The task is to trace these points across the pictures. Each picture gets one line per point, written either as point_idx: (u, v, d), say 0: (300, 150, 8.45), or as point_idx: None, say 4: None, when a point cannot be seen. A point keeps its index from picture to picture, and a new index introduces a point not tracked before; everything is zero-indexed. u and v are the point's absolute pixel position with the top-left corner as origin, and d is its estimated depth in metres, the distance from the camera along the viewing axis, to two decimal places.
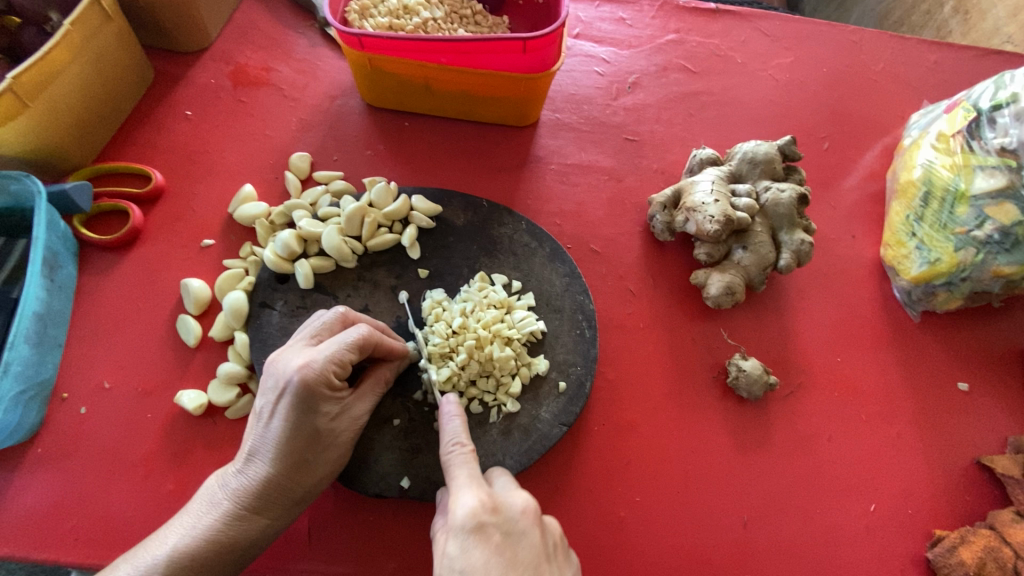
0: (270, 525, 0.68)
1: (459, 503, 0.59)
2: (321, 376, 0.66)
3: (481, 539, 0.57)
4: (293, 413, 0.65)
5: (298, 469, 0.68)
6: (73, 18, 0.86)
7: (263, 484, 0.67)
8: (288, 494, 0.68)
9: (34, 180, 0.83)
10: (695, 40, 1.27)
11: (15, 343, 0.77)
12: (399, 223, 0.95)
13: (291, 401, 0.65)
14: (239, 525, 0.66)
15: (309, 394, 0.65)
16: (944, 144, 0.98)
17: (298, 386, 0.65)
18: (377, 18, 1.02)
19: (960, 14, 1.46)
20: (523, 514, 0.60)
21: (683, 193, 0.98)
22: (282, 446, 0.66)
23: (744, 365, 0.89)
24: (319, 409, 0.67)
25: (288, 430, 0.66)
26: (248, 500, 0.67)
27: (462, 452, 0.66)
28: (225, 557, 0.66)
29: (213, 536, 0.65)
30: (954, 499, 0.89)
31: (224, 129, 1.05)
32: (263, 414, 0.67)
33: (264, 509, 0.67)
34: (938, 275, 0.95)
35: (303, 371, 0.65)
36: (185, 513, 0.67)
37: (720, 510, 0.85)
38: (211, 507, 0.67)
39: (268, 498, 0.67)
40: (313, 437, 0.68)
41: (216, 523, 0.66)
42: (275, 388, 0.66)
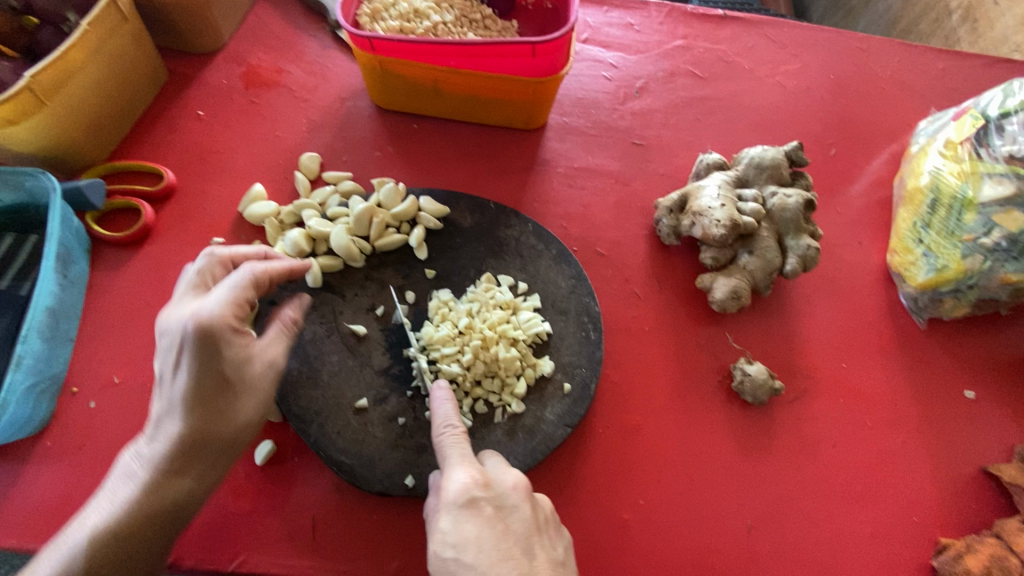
0: (197, 483, 0.66)
1: (451, 479, 0.63)
2: (218, 321, 0.64)
3: (472, 513, 0.60)
4: (194, 364, 0.63)
5: (212, 421, 0.65)
6: (91, 18, 0.87)
7: (178, 443, 0.64)
8: (208, 447, 0.66)
9: (48, 177, 0.84)
10: (703, 46, 1.28)
11: (28, 337, 0.78)
12: (406, 223, 0.95)
13: (191, 351, 0.63)
14: (162, 488, 0.64)
15: (206, 340, 0.63)
16: (952, 151, 0.97)
17: (193, 334, 0.62)
18: (388, 22, 1.03)
19: (969, 22, 1.46)
20: (513, 489, 0.63)
21: (689, 197, 0.98)
22: (191, 398, 0.64)
23: (749, 369, 0.89)
24: (223, 355, 0.65)
25: (193, 382, 0.64)
26: (164, 461, 0.64)
27: (454, 434, 0.67)
28: (156, 523, 0.64)
29: (134, 507, 0.63)
30: (960, 507, 0.89)
31: (235, 129, 1.06)
32: (166, 372, 0.65)
33: (185, 469, 0.65)
34: (945, 282, 0.95)
35: (195, 319, 0.63)
36: (100, 494, 0.64)
37: (724, 514, 0.85)
38: (129, 479, 0.64)
39: (187, 456, 0.65)
40: (221, 385, 0.65)
41: (136, 494, 0.63)
42: (173, 342, 0.64)
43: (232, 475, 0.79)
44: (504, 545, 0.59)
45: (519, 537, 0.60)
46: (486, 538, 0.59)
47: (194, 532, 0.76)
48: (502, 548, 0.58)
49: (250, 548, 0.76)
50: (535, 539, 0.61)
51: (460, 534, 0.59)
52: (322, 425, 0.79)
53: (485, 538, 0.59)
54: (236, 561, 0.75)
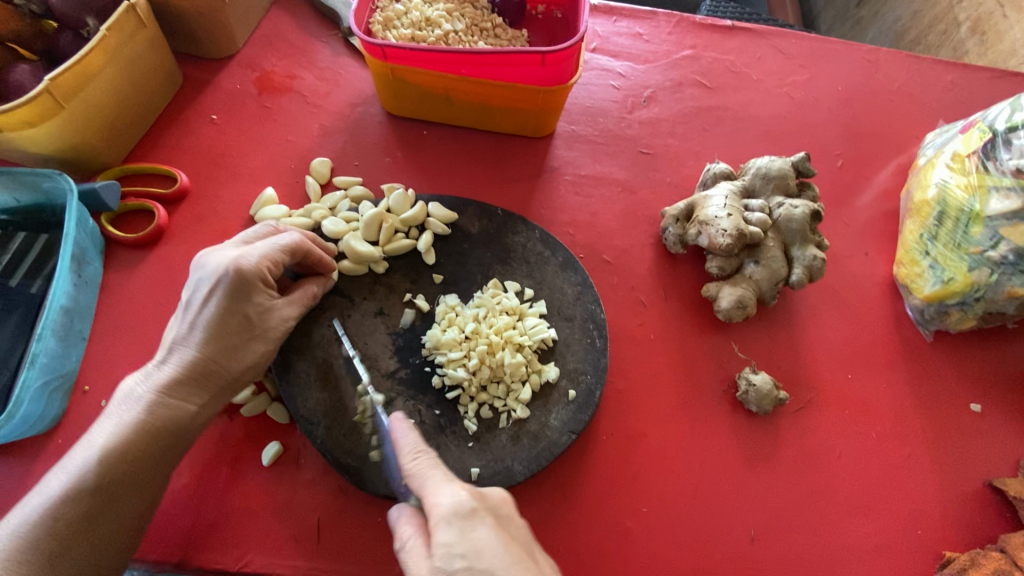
0: (198, 413, 0.70)
1: (445, 495, 0.61)
2: (258, 269, 0.73)
3: (476, 522, 0.59)
4: (227, 299, 0.71)
5: (226, 355, 0.72)
6: (110, 23, 0.89)
7: (192, 369, 0.70)
8: (216, 378, 0.71)
9: (65, 178, 0.86)
10: (711, 56, 1.29)
11: (43, 336, 0.79)
12: (415, 229, 0.97)
13: (224, 288, 0.71)
14: (167, 409, 0.68)
15: (244, 281, 0.71)
16: (959, 164, 0.98)
17: (233, 273, 0.71)
18: (399, 30, 1.05)
19: (977, 35, 1.46)
20: (502, 500, 0.64)
21: (696, 207, 0.99)
22: (215, 329, 0.71)
23: (754, 379, 0.89)
24: (252, 298, 0.73)
25: (220, 315, 0.71)
26: (175, 386, 0.69)
27: (428, 459, 0.67)
28: (156, 446, 0.67)
29: (140, 424, 0.66)
30: (965, 521, 0.88)
31: (248, 133, 1.08)
32: (192, 305, 0.71)
33: (191, 396, 0.70)
34: (952, 295, 0.95)
35: (239, 262, 0.71)
36: (106, 416, 0.67)
37: (727, 524, 0.85)
38: (135, 400, 0.67)
39: (195, 382, 0.70)
40: (243, 323, 0.72)
41: (142, 415, 0.66)
42: (207, 278, 0.71)
43: (239, 476, 0.80)
44: (513, 547, 0.58)
45: (521, 542, 0.61)
46: (498, 542, 0.57)
47: (201, 533, 0.77)
48: (513, 550, 0.57)
49: (256, 548, 0.77)
50: (532, 546, 0.62)
51: (469, 542, 0.57)
52: (329, 428, 0.80)
53: (497, 542, 0.57)
54: (241, 561, 0.76)
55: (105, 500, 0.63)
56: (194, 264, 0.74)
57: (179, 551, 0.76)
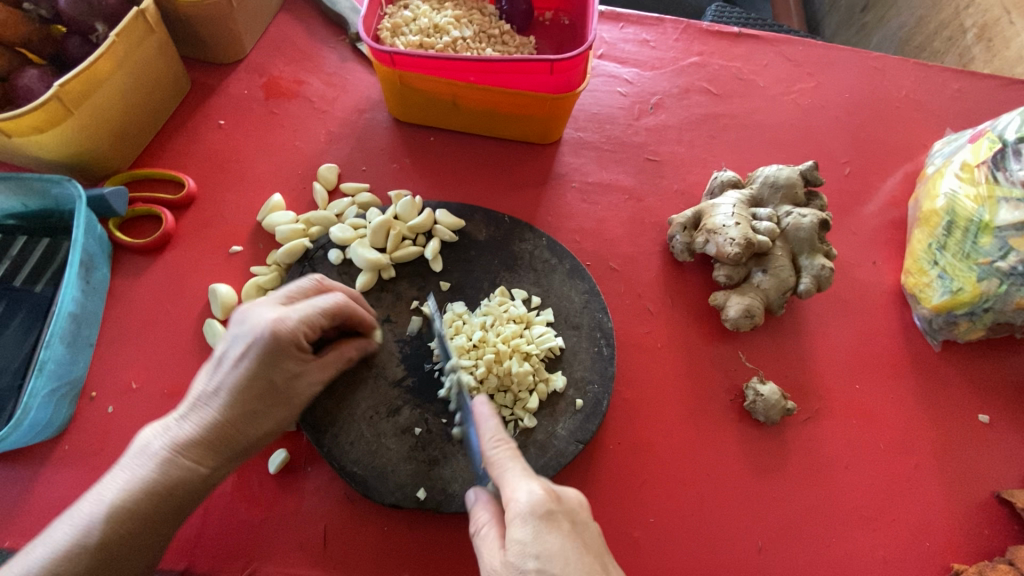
0: (208, 479, 0.66)
1: (524, 492, 0.59)
2: (293, 333, 0.67)
3: (552, 525, 0.58)
4: (258, 362, 0.66)
5: (247, 419, 0.67)
6: (119, 29, 0.89)
7: (210, 430, 0.65)
8: (232, 443, 0.67)
9: (74, 184, 0.86)
10: (718, 63, 1.29)
11: (51, 342, 0.79)
12: (422, 236, 0.96)
13: (258, 351, 0.66)
14: (178, 473, 0.63)
15: (278, 346, 0.66)
16: (968, 173, 0.98)
17: (269, 336, 0.66)
18: (408, 37, 1.05)
19: (983, 42, 1.46)
20: (582, 504, 0.62)
21: (704, 215, 0.99)
22: (240, 391, 0.66)
23: (761, 389, 0.89)
24: (284, 364, 0.68)
25: (248, 377, 0.66)
26: (190, 446, 0.64)
27: (508, 449, 0.64)
28: (160, 508, 0.62)
29: (150, 484, 0.62)
30: (973, 532, 0.88)
31: (255, 139, 1.08)
32: (224, 361, 0.67)
33: (204, 458, 0.65)
34: (960, 305, 0.94)
35: (276, 324, 0.67)
36: (118, 468, 0.63)
37: (734, 535, 0.85)
38: (149, 456, 0.63)
39: (211, 446, 0.65)
40: (269, 388, 0.68)
41: (153, 474, 0.62)
42: (242, 337, 0.67)
43: (246, 484, 0.80)
44: (588, 560, 0.56)
45: (596, 552, 0.59)
46: (572, 549, 0.56)
47: (208, 541, 0.77)
48: (587, 561, 0.56)
49: (262, 557, 0.77)
50: (606, 554, 0.60)
51: (542, 545, 0.56)
52: (336, 436, 0.80)
53: (571, 549, 0.56)
54: (247, 569, 0.76)
55: (104, 565, 0.59)
56: (235, 315, 0.70)
57: (186, 559, 0.76)
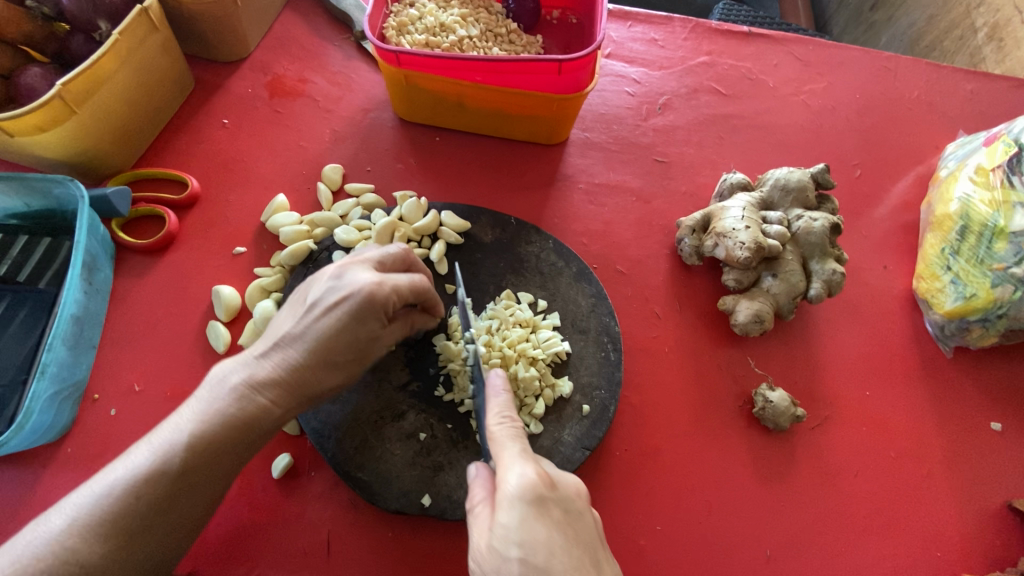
0: (278, 421, 0.65)
1: (517, 474, 0.58)
2: (387, 298, 0.66)
3: (541, 513, 0.57)
4: (350, 319, 0.65)
5: (324, 371, 0.66)
6: (123, 27, 0.88)
7: (289, 376, 0.64)
8: (305, 392, 0.66)
9: (77, 184, 0.85)
10: (727, 63, 1.27)
11: (53, 345, 0.78)
12: (428, 238, 0.95)
13: (352, 308, 0.65)
14: (254, 410, 0.62)
15: (372, 307, 0.65)
16: (983, 177, 0.97)
17: (366, 297, 0.65)
18: (413, 35, 1.04)
19: (995, 42, 1.44)
20: (576, 495, 0.61)
21: (713, 218, 0.98)
22: (325, 344, 0.65)
23: (771, 396, 0.88)
24: (372, 325, 0.67)
25: (336, 331, 0.65)
26: (269, 388, 0.63)
27: (511, 429, 0.64)
28: (232, 443, 0.62)
29: (225, 420, 0.61)
30: (985, 543, 0.87)
31: (259, 138, 1.07)
32: (314, 308, 0.66)
33: (279, 402, 0.64)
34: (973, 311, 0.93)
35: (375, 287, 0.65)
36: (197, 398, 0.63)
37: (741, 543, 0.84)
38: (226, 389, 0.63)
39: (288, 392, 0.65)
40: (355, 345, 0.67)
41: (231, 410, 0.61)
42: (338, 290, 0.66)
43: (249, 488, 0.79)
44: (574, 552, 0.56)
45: (585, 544, 0.57)
46: (558, 541, 0.55)
47: (210, 546, 0.76)
48: (573, 552, 0.56)
49: (264, 561, 0.76)
50: (597, 547, 0.59)
51: (528, 533, 0.55)
52: (339, 441, 0.79)
53: (557, 541, 0.55)
54: (250, 574, 0.75)
55: (179, 489, 0.59)
56: (331, 266, 0.69)
57: (188, 563, 0.75)
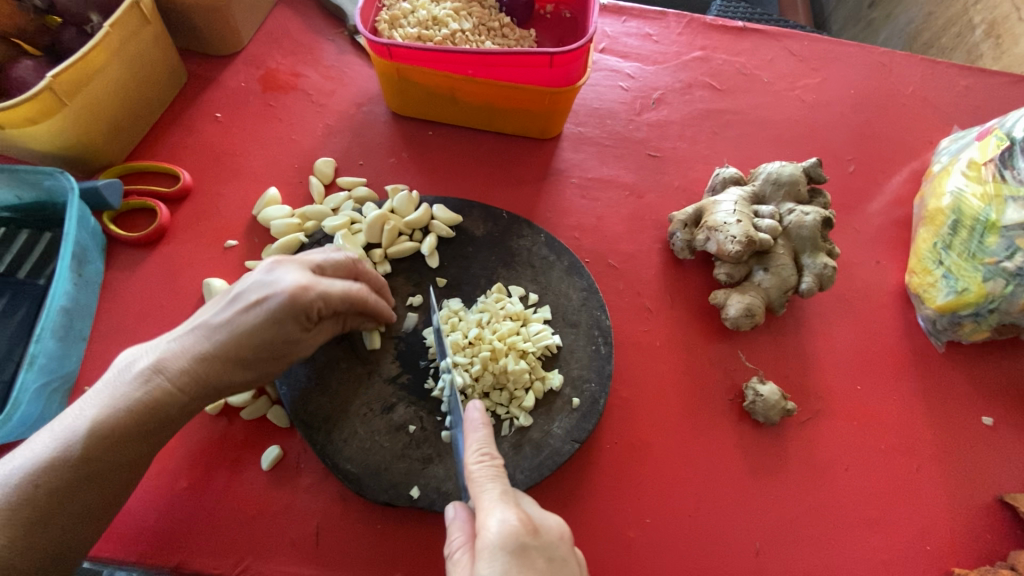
0: (185, 412, 0.65)
1: (498, 522, 0.58)
2: (309, 304, 0.65)
3: (523, 562, 0.56)
4: (267, 320, 0.64)
5: (236, 368, 0.66)
6: (113, 20, 0.88)
7: (198, 370, 0.64)
8: (216, 387, 0.66)
9: (67, 176, 0.85)
10: (721, 58, 1.27)
11: (42, 337, 0.78)
12: (419, 231, 0.95)
13: (269, 310, 0.64)
14: (158, 400, 0.63)
15: (291, 312, 0.64)
16: (975, 172, 0.96)
17: (286, 300, 0.64)
18: (406, 29, 1.03)
19: (992, 38, 1.44)
20: (559, 539, 0.60)
21: (705, 212, 0.97)
22: (239, 343, 0.64)
23: (761, 389, 0.88)
24: (291, 328, 0.66)
25: (251, 331, 0.64)
26: (177, 380, 0.64)
27: (492, 470, 0.64)
28: (135, 431, 0.63)
29: (132, 407, 0.62)
30: (975, 537, 0.87)
31: (251, 132, 1.07)
32: (235, 304, 0.65)
33: (186, 394, 0.64)
34: (965, 305, 0.93)
35: (296, 291, 0.64)
36: (107, 381, 0.64)
37: (731, 537, 0.84)
38: (138, 376, 0.63)
39: (197, 385, 0.64)
40: (270, 346, 0.66)
41: (138, 398, 0.62)
42: (261, 290, 0.65)
43: (238, 480, 0.79)
44: None
45: None
46: None
47: (199, 537, 0.76)
48: None
49: (253, 553, 0.76)
50: None
51: None
52: (329, 432, 0.79)
53: None
54: (238, 565, 0.75)
55: (81, 476, 0.60)
56: (264, 264, 0.68)
57: (176, 554, 0.75)
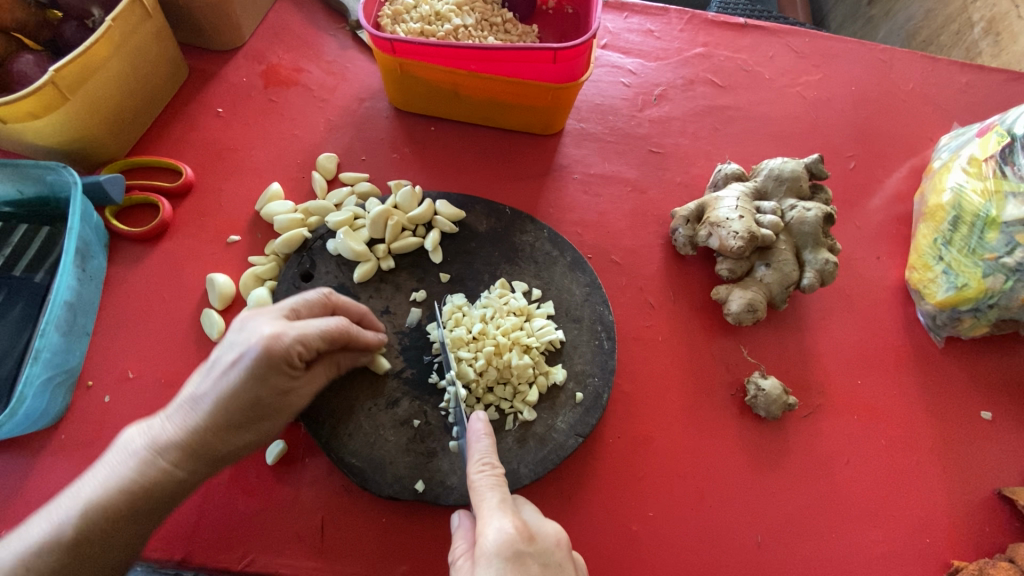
0: (182, 486, 0.62)
1: (494, 528, 0.59)
2: (288, 350, 0.63)
3: (518, 568, 0.56)
4: (246, 377, 0.61)
5: (228, 431, 0.63)
6: (116, 14, 0.88)
7: (188, 439, 0.61)
8: (210, 455, 0.63)
9: (70, 171, 0.85)
10: (723, 54, 1.27)
11: (47, 331, 0.79)
12: (422, 227, 0.96)
13: (248, 366, 0.61)
14: (152, 476, 0.60)
15: (269, 363, 0.62)
16: (975, 168, 0.97)
17: (262, 352, 0.62)
18: (409, 24, 1.03)
19: (991, 36, 1.44)
20: (556, 546, 0.60)
21: (707, 208, 0.98)
22: (224, 405, 0.62)
23: (763, 384, 0.88)
24: (274, 380, 0.63)
25: (233, 390, 0.62)
26: (168, 453, 0.61)
27: (491, 476, 0.64)
28: (131, 511, 0.59)
29: (122, 486, 0.59)
30: (974, 529, 0.87)
31: (253, 127, 1.06)
32: (215, 367, 0.63)
33: (179, 465, 0.62)
34: (965, 301, 0.93)
35: (270, 340, 0.62)
36: (99, 463, 0.62)
37: (734, 530, 0.84)
38: (128, 454, 0.61)
39: (190, 455, 0.62)
40: (258, 403, 0.63)
41: (128, 475, 0.60)
42: (237, 347, 0.63)
43: (243, 474, 0.80)
44: None
45: None
46: None
47: (205, 532, 0.76)
48: None
49: (258, 547, 0.76)
50: None
51: None
52: (334, 427, 0.79)
53: None
54: (244, 560, 0.75)
55: (78, 562, 0.57)
56: (237, 322, 0.67)
57: (182, 549, 0.75)
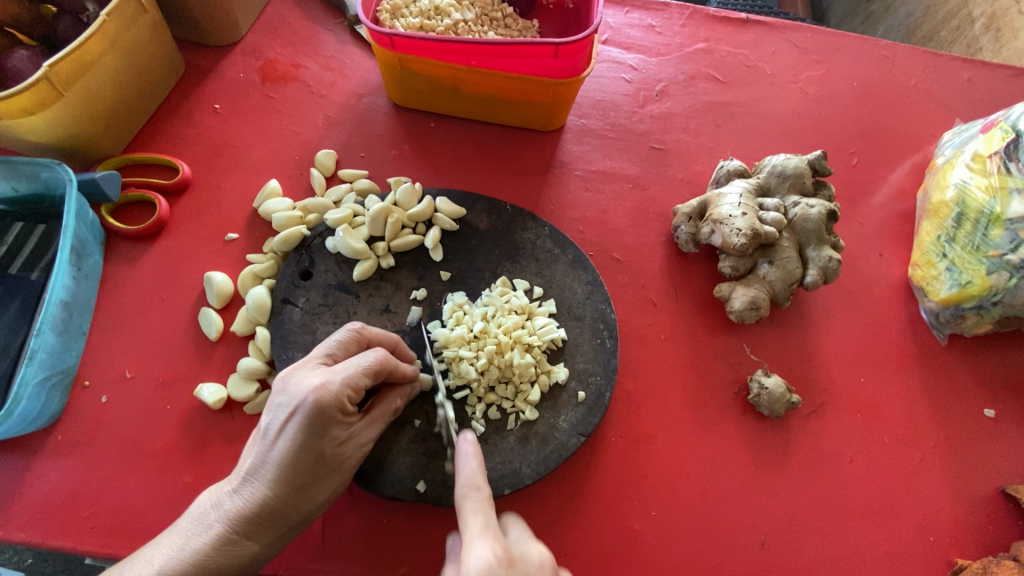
0: (260, 554, 0.62)
1: (473, 555, 0.57)
2: (337, 398, 0.63)
3: None
4: (302, 434, 0.61)
5: (298, 493, 0.63)
6: (110, 9, 0.86)
7: (259, 508, 0.61)
8: (284, 520, 0.63)
9: (64, 168, 0.84)
10: (724, 50, 1.26)
11: (42, 331, 0.77)
12: (422, 224, 0.95)
13: (302, 421, 0.61)
14: (229, 549, 0.60)
15: (322, 415, 0.62)
16: (979, 164, 0.96)
17: (313, 405, 0.61)
18: (408, 18, 1.02)
19: (992, 31, 1.43)
20: (540, 570, 0.58)
21: (710, 204, 0.97)
22: (287, 467, 0.62)
23: (766, 382, 0.88)
24: (330, 431, 0.63)
25: (294, 450, 0.61)
26: (241, 523, 0.61)
27: (477, 499, 0.62)
28: None
29: (200, 561, 0.58)
30: (977, 528, 0.87)
31: (251, 124, 1.05)
32: (269, 432, 0.63)
33: (255, 535, 0.62)
34: (968, 298, 0.93)
35: (318, 391, 0.62)
36: (167, 537, 0.60)
37: (737, 529, 0.84)
38: (202, 527, 0.61)
39: (263, 522, 0.62)
40: (320, 460, 0.63)
41: (205, 549, 0.59)
42: (286, 405, 0.63)
43: None
44: None
45: None
46: None
47: None
48: None
49: None
50: None
51: None
52: None
53: None
54: None
55: None
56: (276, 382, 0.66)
57: None
